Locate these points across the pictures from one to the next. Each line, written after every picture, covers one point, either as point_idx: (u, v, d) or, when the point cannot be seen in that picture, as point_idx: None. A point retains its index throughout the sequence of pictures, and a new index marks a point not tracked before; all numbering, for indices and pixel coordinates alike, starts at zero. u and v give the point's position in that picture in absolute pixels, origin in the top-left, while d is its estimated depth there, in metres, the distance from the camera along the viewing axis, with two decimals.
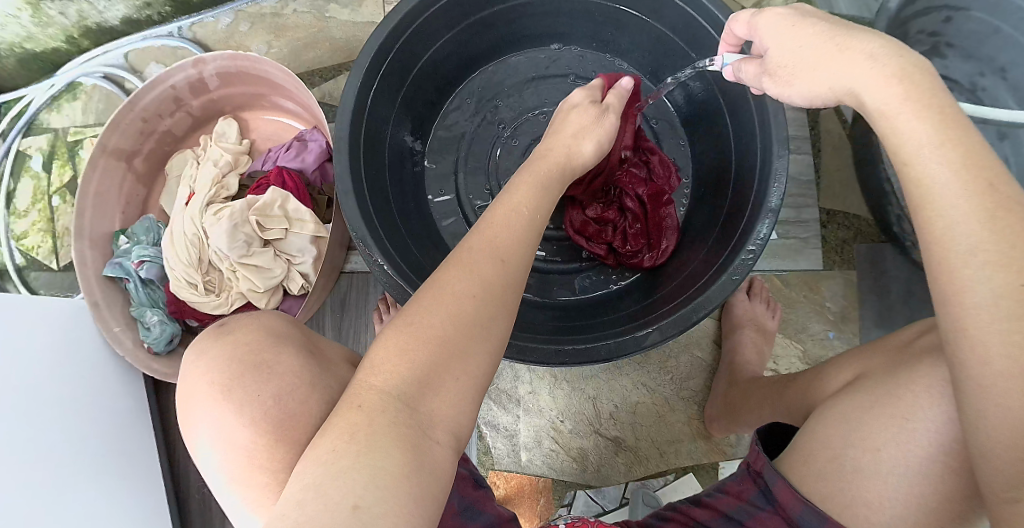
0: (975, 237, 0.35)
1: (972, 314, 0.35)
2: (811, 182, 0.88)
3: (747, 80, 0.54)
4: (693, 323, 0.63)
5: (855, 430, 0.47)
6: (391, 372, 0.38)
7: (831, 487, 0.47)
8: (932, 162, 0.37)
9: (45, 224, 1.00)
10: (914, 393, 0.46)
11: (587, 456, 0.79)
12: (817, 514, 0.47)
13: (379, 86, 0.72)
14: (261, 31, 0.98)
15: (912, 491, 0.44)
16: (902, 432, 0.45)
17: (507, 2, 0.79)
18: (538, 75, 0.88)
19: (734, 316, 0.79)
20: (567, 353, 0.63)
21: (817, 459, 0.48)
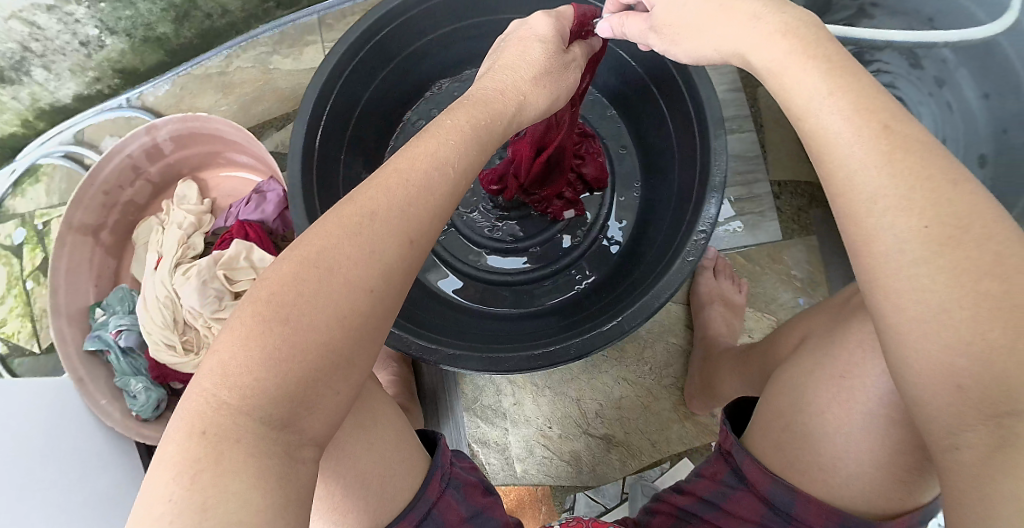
0: (876, 182, 0.36)
1: (885, 261, 0.36)
2: (758, 158, 0.88)
3: (633, 33, 0.58)
4: (656, 309, 0.65)
5: (807, 403, 0.50)
6: (245, 373, 0.34)
7: (790, 455, 0.50)
8: (825, 115, 0.38)
9: (23, 308, 0.99)
10: (851, 350, 0.49)
11: (580, 458, 0.80)
12: (788, 488, 0.50)
13: (326, 127, 0.74)
14: (210, 90, 1.00)
15: (862, 448, 0.47)
16: (840, 391, 0.49)
17: (434, 32, 0.83)
18: None
19: (702, 294, 0.80)
20: (539, 357, 0.65)
21: (772, 428, 0.52)
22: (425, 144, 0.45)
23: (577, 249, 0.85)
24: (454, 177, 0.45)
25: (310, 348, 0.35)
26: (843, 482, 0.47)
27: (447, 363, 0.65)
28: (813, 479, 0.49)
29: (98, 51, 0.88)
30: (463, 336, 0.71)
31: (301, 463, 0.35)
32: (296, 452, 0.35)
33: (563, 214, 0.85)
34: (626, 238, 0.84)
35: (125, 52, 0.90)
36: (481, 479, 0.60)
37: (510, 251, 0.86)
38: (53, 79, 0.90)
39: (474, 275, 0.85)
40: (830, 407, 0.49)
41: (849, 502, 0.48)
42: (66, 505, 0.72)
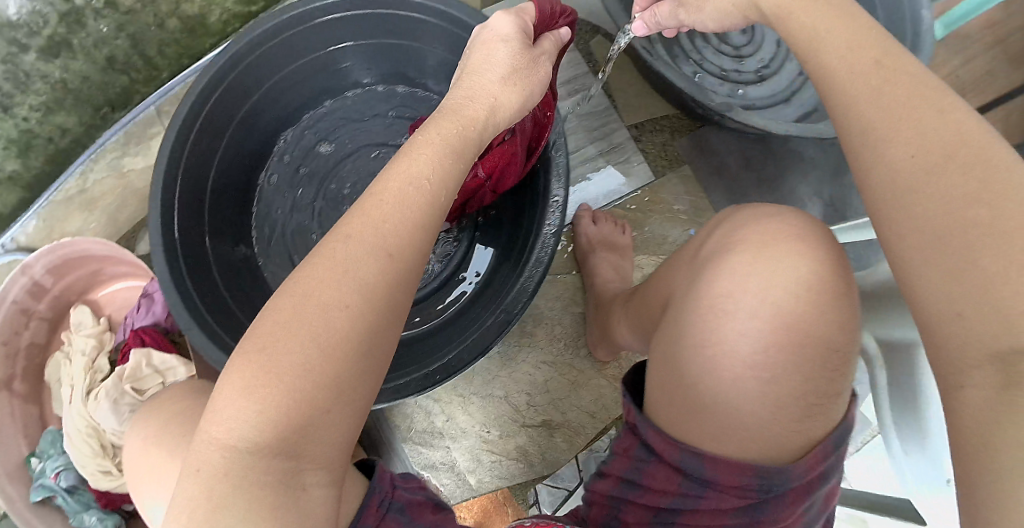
0: (871, 100, 0.43)
1: (891, 162, 0.41)
2: (609, 109, 0.86)
3: (665, 20, 0.62)
4: (532, 289, 0.66)
5: (691, 359, 0.44)
6: (240, 416, 0.36)
7: (689, 416, 0.44)
8: (834, 44, 0.46)
9: None
10: (705, 311, 0.44)
11: (528, 451, 0.80)
12: (694, 453, 0.43)
13: (182, 212, 0.72)
14: (75, 213, 0.93)
15: (744, 412, 0.42)
16: (706, 359, 0.43)
17: (263, 87, 0.79)
18: (325, 133, 0.89)
19: (585, 245, 0.79)
20: (435, 372, 0.67)
21: (660, 406, 0.46)
22: (406, 161, 0.45)
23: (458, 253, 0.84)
24: (431, 193, 0.44)
25: (315, 376, 0.37)
26: (745, 430, 0.42)
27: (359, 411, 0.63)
28: (720, 436, 0.43)
29: None
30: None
31: (304, 489, 0.37)
32: (295, 480, 0.37)
33: None
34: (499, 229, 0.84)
35: None
36: (430, 495, 0.48)
37: None
38: None
39: None
40: (717, 359, 0.42)
41: (757, 453, 0.42)
42: None
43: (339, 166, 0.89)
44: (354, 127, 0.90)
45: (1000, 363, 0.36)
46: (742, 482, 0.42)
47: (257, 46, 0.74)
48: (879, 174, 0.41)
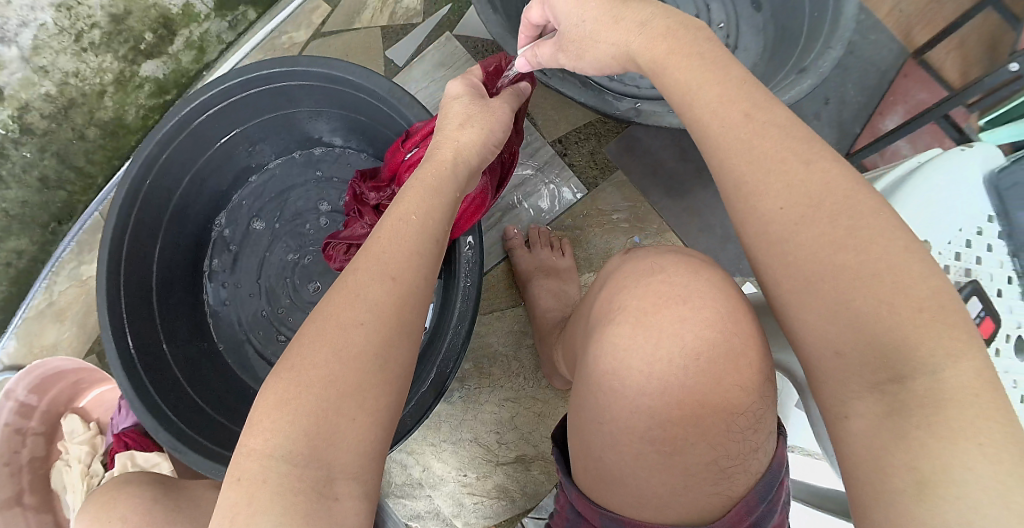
0: (733, 128, 0.39)
1: (756, 197, 0.38)
2: (529, 128, 0.84)
3: (546, 61, 0.55)
4: (465, 337, 0.65)
5: (593, 435, 0.42)
6: (271, 431, 0.35)
7: (612, 487, 0.42)
8: (686, 70, 0.43)
9: None
10: (596, 382, 0.42)
11: (508, 488, 0.80)
12: (615, 520, 0.41)
13: (131, 315, 0.73)
14: (50, 325, 0.93)
15: (654, 482, 0.40)
16: (606, 434, 0.41)
17: (186, 179, 0.81)
18: (257, 207, 0.90)
19: (523, 272, 0.78)
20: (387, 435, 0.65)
21: (582, 479, 0.44)
22: (410, 201, 0.46)
23: None
24: (435, 230, 0.44)
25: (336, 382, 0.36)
26: (665, 499, 0.40)
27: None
28: (645, 506, 0.40)
29: None
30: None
31: (336, 500, 0.35)
32: (327, 489, 0.35)
33: None
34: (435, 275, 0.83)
35: None
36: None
37: None
38: None
39: None
40: (626, 436, 0.40)
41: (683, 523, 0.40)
42: None
43: (274, 237, 0.89)
44: (285, 195, 0.91)
45: (882, 391, 0.34)
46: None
47: (169, 141, 0.75)
48: (738, 211, 0.39)
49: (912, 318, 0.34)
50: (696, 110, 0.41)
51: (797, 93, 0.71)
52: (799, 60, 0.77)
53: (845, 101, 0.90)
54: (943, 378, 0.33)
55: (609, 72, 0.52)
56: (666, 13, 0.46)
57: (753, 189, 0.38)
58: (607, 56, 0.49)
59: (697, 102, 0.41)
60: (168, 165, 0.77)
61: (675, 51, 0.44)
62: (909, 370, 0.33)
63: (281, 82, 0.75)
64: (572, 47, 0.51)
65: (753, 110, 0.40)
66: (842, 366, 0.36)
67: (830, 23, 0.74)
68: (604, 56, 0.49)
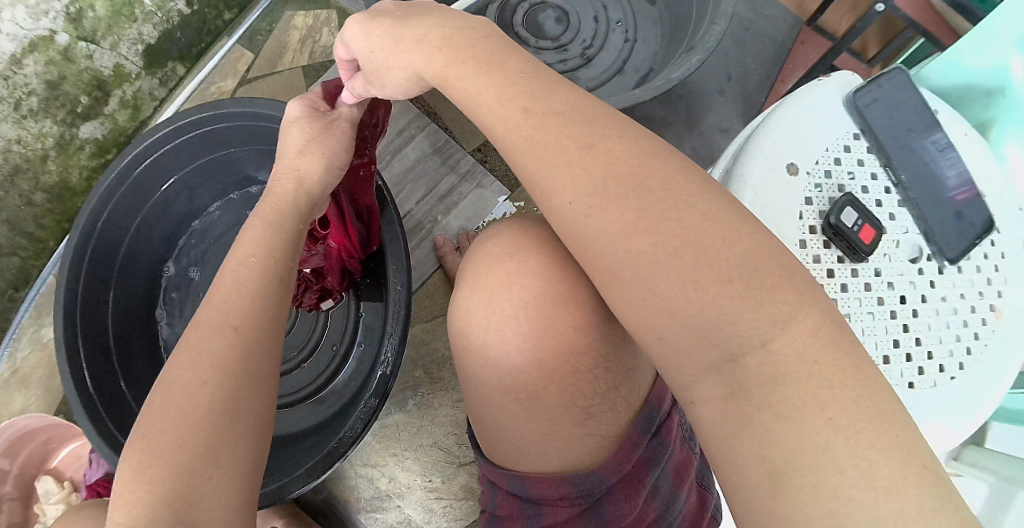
0: (555, 116, 0.43)
1: (573, 175, 0.42)
2: (450, 140, 0.89)
3: (360, 92, 0.60)
4: (400, 340, 0.70)
5: (477, 398, 0.52)
6: (133, 505, 0.37)
7: (507, 450, 0.51)
8: (518, 64, 0.47)
9: None
10: (467, 354, 0.51)
11: (474, 486, 0.83)
12: (519, 478, 0.50)
13: (90, 365, 0.76)
14: (15, 394, 0.95)
15: (526, 429, 0.49)
16: (484, 394, 0.51)
17: (131, 231, 0.84)
18: (203, 252, 0.94)
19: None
20: (341, 442, 0.69)
21: (483, 440, 0.54)
22: (233, 268, 0.51)
23: (350, 327, 0.88)
24: (262, 292, 0.49)
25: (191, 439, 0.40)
26: (548, 450, 0.49)
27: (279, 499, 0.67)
28: (537, 462, 0.49)
29: None
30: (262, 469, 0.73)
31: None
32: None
33: (320, 305, 0.88)
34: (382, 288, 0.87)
35: None
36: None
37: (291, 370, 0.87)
38: None
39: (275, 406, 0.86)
40: (494, 397, 0.50)
41: (569, 466, 0.48)
42: None
43: None
44: (229, 237, 0.95)
45: (718, 371, 0.39)
46: (566, 493, 0.48)
47: (109, 199, 0.78)
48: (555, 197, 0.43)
49: (722, 303, 0.38)
50: (526, 91, 0.45)
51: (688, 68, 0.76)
52: (691, 43, 0.84)
53: (746, 74, 0.94)
54: (774, 348, 0.37)
55: (414, 94, 0.56)
56: (438, 25, 0.50)
57: (556, 191, 0.42)
58: (402, 78, 0.53)
59: (527, 87, 0.45)
60: (111, 221, 0.80)
61: (498, 54, 0.47)
62: (741, 348, 0.37)
63: (206, 127, 0.79)
64: (373, 77, 0.55)
65: (530, 103, 0.44)
66: (668, 351, 0.40)
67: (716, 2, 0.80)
68: (399, 80, 0.53)
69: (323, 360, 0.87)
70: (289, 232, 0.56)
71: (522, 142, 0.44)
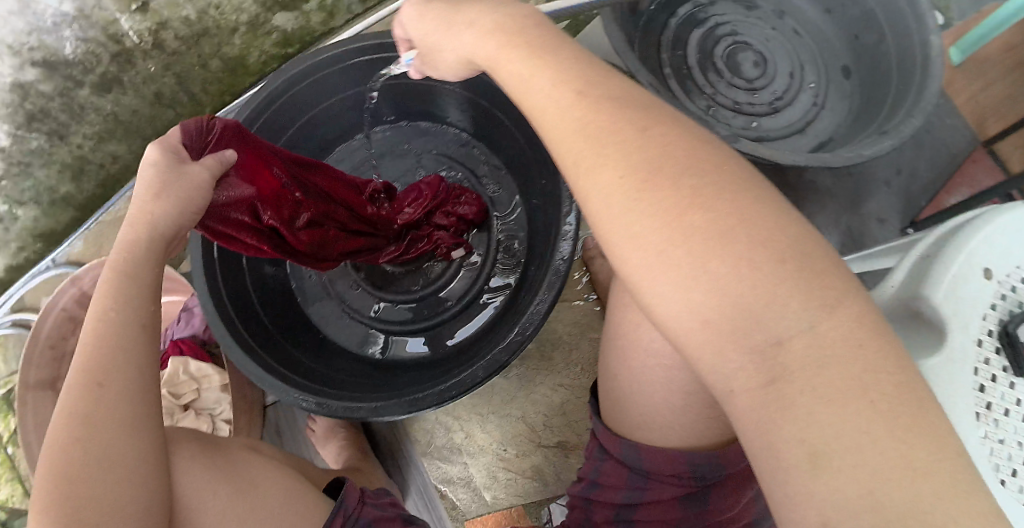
0: None
1: (661, 142, 0.38)
2: None
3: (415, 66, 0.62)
4: (546, 313, 0.68)
5: (616, 360, 0.59)
6: None
7: (628, 422, 0.58)
8: None
9: (11, 474, 1.08)
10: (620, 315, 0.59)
11: (542, 470, 0.83)
12: (633, 446, 0.57)
13: None
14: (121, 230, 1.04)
15: (661, 398, 0.55)
16: (627, 355, 0.57)
17: (302, 118, 0.84)
18: (359, 166, 0.96)
19: (604, 280, 0.81)
20: (451, 388, 0.69)
21: (605, 401, 0.62)
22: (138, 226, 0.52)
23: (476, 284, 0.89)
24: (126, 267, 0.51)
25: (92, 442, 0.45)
26: (665, 433, 0.56)
27: (374, 417, 0.69)
28: (656, 438, 0.56)
29: (14, 222, 1.03)
30: (366, 385, 0.76)
31: None
32: None
33: (452, 254, 0.90)
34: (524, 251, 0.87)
35: (39, 217, 1.04)
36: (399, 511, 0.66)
37: (409, 303, 0.91)
38: None
39: (384, 331, 0.90)
40: (641, 356, 0.56)
41: (685, 449, 0.56)
42: None
43: None
44: (388, 162, 0.97)
45: (758, 354, 0.33)
46: (680, 471, 0.55)
47: (294, 83, 0.78)
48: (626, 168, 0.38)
49: (772, 289, 0.33)
50: None
51: (881, 150, 0.78)
52: (884, 122, 0.86)
53: (915, 175, 0.97)
54: (820, 332, 0.32)
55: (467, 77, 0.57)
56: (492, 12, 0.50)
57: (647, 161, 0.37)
58: (452, 61, 0.55)
59: None
60: (287, 107, 0.80)
61: None
62: (785, 332, 0.32)
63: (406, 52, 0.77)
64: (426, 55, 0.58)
65: (583, 87, 0.42)
66: (705, 336, 0.34)
67: (914, 97, 0.82)
68: (450, 62, 0.55)
69: (441, 303, 0.90)
70: (138, 274, 0.51)
71: (588, 109, 0.41)
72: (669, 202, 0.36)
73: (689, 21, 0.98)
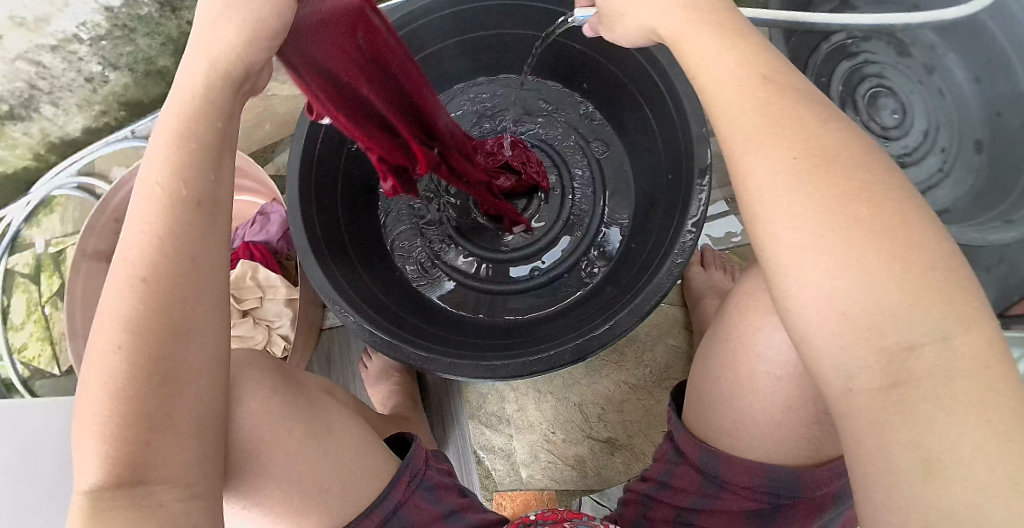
0: None
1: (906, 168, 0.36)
2: None
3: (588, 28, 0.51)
4: (648, 311, 0.65)
5: (717, 358, 0.53)
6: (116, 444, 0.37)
7: (716, 426, 0.52)
8: None
9: (43, 332, 1.08)
10: (735, 315, 0.53)
11: (585, 461, 0.81)
12: (714, 454, 0.51)
13: (320, 150, 0.74)
14: None
15: (759, 408, 0.50)
16: (732, 357, 0.52)
17: (431, 51, 0.80)
18: (470, 110, 0.92)
19: (695, 289, 0.82)
20: (533, 363, 0.66)
21: (691, 402, 0.56)
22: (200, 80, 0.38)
23: (566, 261, 0.87)
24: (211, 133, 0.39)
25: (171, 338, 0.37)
26: (754, 444, 0.50)
27: (448, 373, 0.67)
28: (738, 447, 0.50)
29: (102, 86, 0.98)
30: (440, 337, 0.74)
31: None
32: None
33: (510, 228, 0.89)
34: (623, 240, 0.85)
35: (128, 85, 1.00)
36: (455, 482, 0.62)
37: (495, 262, 0.90)
38: (60, 113, 1.00)
39: (464, 284, 0.88)
40: (739, 366, 0.51)
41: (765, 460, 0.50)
42: None
43: None
44: (501, 115, 0.92)
45: (887, 357, 0.32)
46: (755, 485, 0.49)
47: (432, 11, 0.73)
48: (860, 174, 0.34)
49: (918, 291, 0.31)
50: None
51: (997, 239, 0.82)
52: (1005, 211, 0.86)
53: None
54: (953, 347, 0.31)
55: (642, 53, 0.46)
56: None
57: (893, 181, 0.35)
58: (631, 29, 0.43)
59: None
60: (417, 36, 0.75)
61: None
62: (918, 337, 0.31)
63: (554, 9, 0.73)
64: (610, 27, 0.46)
65: (771, 72, 0.37)
66: (830, 331, 0.33)
67: None
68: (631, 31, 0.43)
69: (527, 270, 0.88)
70: (212, 126, 0.39)
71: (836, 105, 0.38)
72: (832, 194, 0.33)
73: (836, 53, 0.94)
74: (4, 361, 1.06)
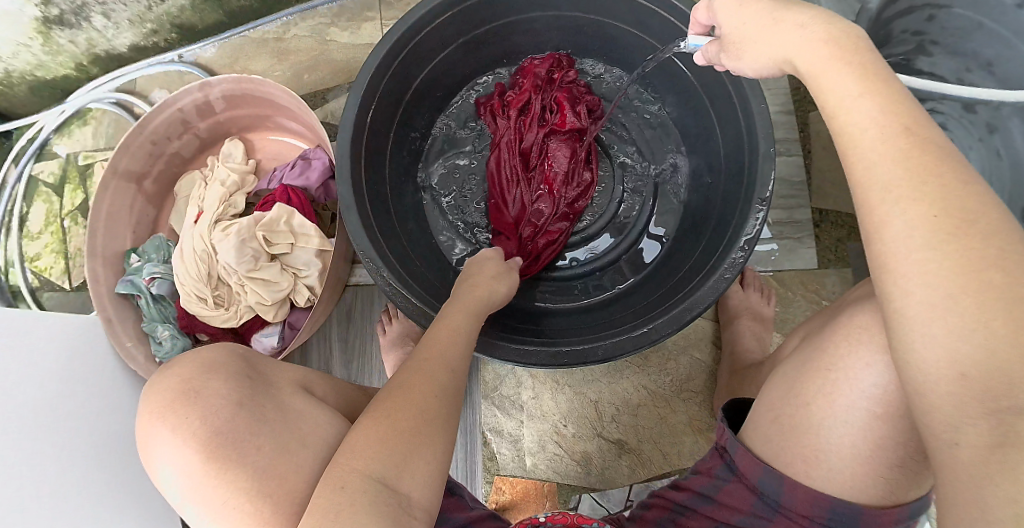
0: None
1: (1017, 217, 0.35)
2: (802, 183, 0.89)
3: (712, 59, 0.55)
4: (688, 321, 0.63)
5: (814, 380, 0.49)
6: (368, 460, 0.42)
7: (792, 451, 0.50)
8: None
9: (58, 245, 1.05)
10: (836, 342, 0.48)
11: (590, 459, 0.80)
12: (775, 477, 0.50)
13: (379, 103, 0.72)
14: (264, 54, 1.04)
15: (843, 440, 0.47)
16: (826, 383, 0.48)
17: (503, 20, 0.80)
18: None
19: (730, 307, 0.81)
20: (563, 354, 0.65)
21: (763, 421, 0.53)
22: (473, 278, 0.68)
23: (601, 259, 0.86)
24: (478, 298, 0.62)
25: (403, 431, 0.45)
26: (826, 475, 0.48)
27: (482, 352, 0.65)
28: (808, 478, 0.49)
29: (158, 4, 0.96)
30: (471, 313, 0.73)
31: None
32: None
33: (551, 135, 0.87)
34: (665, 243, 0.84)
35: (185, 8, 0.98)
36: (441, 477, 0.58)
37: None
38: (111, 27, 0.98)
39: None
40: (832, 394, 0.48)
41: (835, 496, 0.48)
42: (71, 450, 0.68)
43: None
44: None
45: (998, 419, 0.31)
46: (813, 516, 0.49)
47: None
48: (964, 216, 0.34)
49: None
50: None
51: None
52: None
53: None
54: None
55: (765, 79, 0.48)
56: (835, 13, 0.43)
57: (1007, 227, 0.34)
58: (762, 46, 0.46)
59: None
60: (489, 3, 0.75)
61: None
62: None
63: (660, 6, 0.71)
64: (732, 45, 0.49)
65: (914, 126, 0.37)
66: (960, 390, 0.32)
67: None
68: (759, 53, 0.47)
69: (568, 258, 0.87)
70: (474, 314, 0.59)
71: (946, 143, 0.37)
72: (972, 258, 0.32)
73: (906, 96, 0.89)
74: (15, 268, 1.04)
